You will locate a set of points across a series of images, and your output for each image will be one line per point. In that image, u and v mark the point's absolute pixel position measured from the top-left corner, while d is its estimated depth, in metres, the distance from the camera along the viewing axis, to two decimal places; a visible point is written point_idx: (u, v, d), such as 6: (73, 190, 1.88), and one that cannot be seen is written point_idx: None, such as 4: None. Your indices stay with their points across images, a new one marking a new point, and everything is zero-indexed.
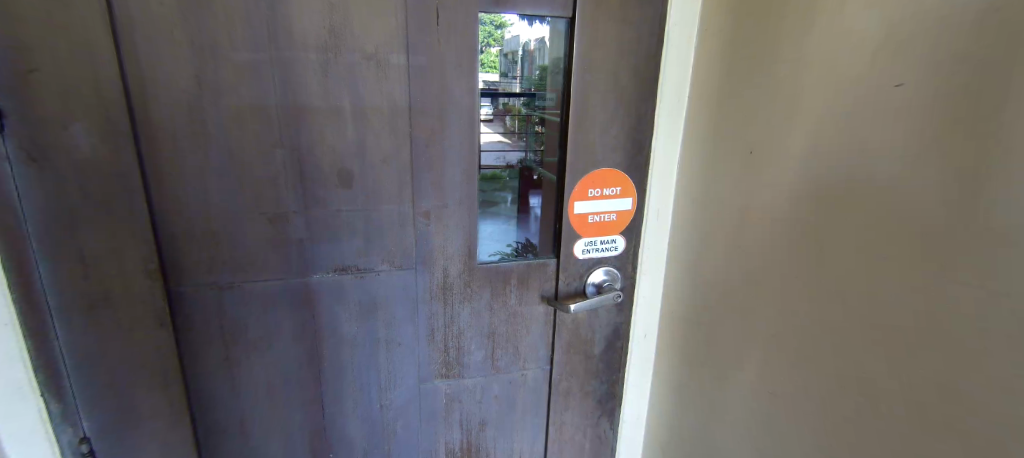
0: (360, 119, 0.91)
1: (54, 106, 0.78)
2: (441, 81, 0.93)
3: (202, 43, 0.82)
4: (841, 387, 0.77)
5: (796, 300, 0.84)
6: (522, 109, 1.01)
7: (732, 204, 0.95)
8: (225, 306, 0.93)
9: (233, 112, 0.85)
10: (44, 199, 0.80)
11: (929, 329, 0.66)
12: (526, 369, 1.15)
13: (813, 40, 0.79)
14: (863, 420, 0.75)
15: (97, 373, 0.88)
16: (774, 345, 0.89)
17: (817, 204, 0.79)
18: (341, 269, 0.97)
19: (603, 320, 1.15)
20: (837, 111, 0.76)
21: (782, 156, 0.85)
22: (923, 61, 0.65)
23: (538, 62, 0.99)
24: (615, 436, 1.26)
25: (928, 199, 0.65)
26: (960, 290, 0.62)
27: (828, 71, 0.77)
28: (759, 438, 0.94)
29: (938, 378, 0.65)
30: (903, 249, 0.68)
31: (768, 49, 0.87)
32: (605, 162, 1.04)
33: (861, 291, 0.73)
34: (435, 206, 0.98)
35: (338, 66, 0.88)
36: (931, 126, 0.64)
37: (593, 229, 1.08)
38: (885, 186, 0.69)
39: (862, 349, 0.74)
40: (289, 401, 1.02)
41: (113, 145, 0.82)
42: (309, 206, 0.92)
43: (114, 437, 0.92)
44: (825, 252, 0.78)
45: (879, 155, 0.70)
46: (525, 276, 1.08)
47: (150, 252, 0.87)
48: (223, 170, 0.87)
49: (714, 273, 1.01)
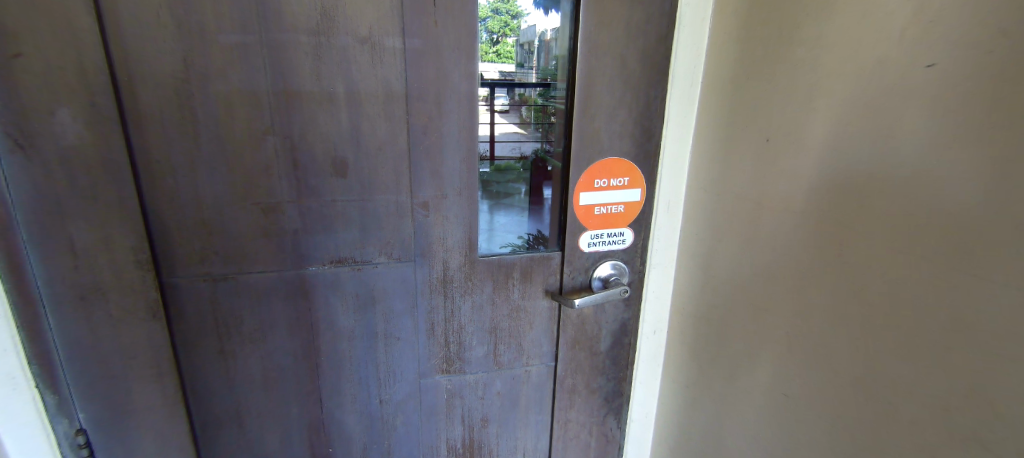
0: (354, 105, 0.87)
1: (41, 93, 0.76)
2: (439, 66, 0.89)
3: (191, 28, 0.79)
4: (860, 391, 0.72)
5: (812, 299, 0.78)
6: (537, 99, 0.97)
7: (745, 195, 0.90)
8: (218, 297, 0.91)
9: (224, 99, 0.83)
10: (32, 186, 0.78)
11: (956, 334, 0.61)
12: (529, 365, 1.11)
13: (835, 19, 0.73)
14: (883, 426, 0.70)
15: (90, 364, 0.87)
16: (788, 344, 0.84)
17: (836, 197, 0.73)
18: (336, 261, 0.94)
19: (609, 315, 1.11)
20: (860, 98, 0.70)
21: (800, 146, 0.79)
22: (956, 36, 0.59)
23: (554, 52, 0.95)
24: (622, 435, 1.22)
25: (958, 192, 0.59)
26: (991, 290, 0.57)
27: (849, 54, 0.71)
28: (772, 442, 0.89)
29: (968, 386, 0.60)
30: (933, 242, 0.62)
31: (787, 28, 0.81)
32: (613, 152, 0.99)
33: (883, 291, 0.68)
34: (434, 196, 0.95)
35: (331, 50, 0.84)
36: (963, 112, 0.59)
37: (601, 221, 1.03)
38: (912, 173, 0.64)
39: (884, 351, 0.69)
40: (286, 395, 1.00)
41: (101, 132, 0.80)
42: (302, 196, 0.90)
43: (110, 428, 0.91)
44: (844, 250, 0.73)
45: (907, 146, 0.64)
46: (529, 270, 1.04)
47: (141, 243, 0.85)
48: (214, 159, 0.85)
49: (726, 268, 0.96)
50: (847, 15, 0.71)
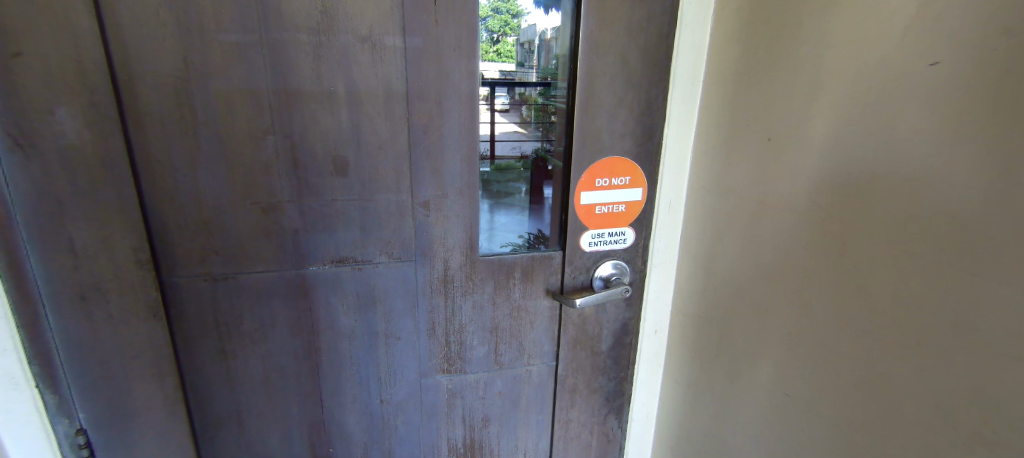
0: (354, 104, 0.87)
1: (41, 92, 0.76)
2: (440, 65, 0.88)
3: (191, 27, 0.79)
4: (862, 391, 0.72)
5: (815, 299, 0.78)
6: (538, 98, 0.97)
7: (747, 194, 0.90)
8: (219, 296, 0.91)
9: (224, 98, 0.82)
10: (32, 185, 0.78)
11: (960, 334, 0.60)
12: (530, 364, 1.11)
13: (838, 18, 0.73)
14: (885, 427, 0.69)
15: (90, 364, 0.87)
16: (790, 344, 0.83)
17: (838, 197, 0.73)
18: (337, 260, 0.94)
19: (611, 315, 1.11)
20: (863, 96, 0.70)
21: (802, 145, 0.79)
22: (960, 34, 0.59)
23: (554, 51, 0.95)
24: (624, 435, 1.22)
25: (961, 191, 0.59)
26: (995, 290, 0.57)
27: (852, 53, 0.71)
28: (774, 441, 0.89)
29: (972, 386, 0.60)
30: (936, 241, 0.62)
31: (790, 26, 0.80)
32: (614, 151, 0.99)
33: (887, 291, 0.68)
34: (435, 195, 0.94)
35: (332, 49, 0.84)
36: (967, 111, 0.58)
37: (602, 221, 1.03)
38: (915, 172, 0.63)
39: (887, 351, 0.68)
40: (287, 395, 1.00)
41: (101, 131, 0.79)
42: (303, 195, 0.89)
43: (110, 428, 0.90)
44: (847, 249, 0.72)
45: (910, 145, 0.64)
46: (529, 269, 1.04)
47: (141, 242, 0.85)
48: (214, 158, 0.85)
49: (728, 268, 0.95)
50: (850, 14, 0.71)
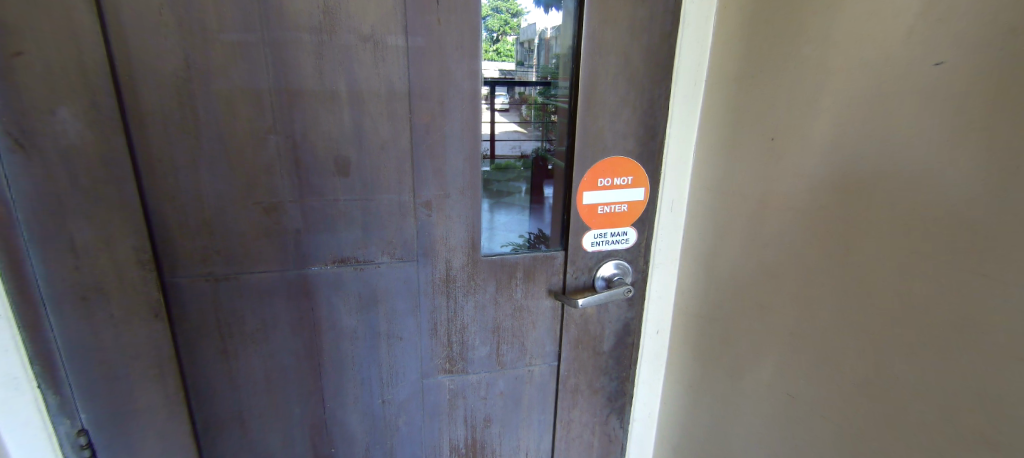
0: (356, 104, 0.87)
1: (42, 91, 0.76)
2: (441, 64, 0.88)
3: (192, 26, 0.78)
4: (865, 391, 0.72)
5: (818, 299, 0.78)
6: (538, 98, 0.97)
7: (750, 194, 0.90)
8: (220, 297, 0.91)
9: (225, 97, 0.82)
10: (33, 186, 0.78)
11: (963, 334, 0.60)
12: (532, 365, 1.11)
13: (841, 18, 0.73)
14: (888, 427, 0.69)
15: (91, 365, 0.86)
16: (792, 344, 0.83)
17: (841, 197, 0.73)
18: (339, 260, 0.94)
19: (612, 315, 1.10)
20: (866, 96, 0.69)
21: (805, 145, 0.79)
22: (965, 33, 0.59)
23: (554, 50, 0.95)
24: (625, 435, 1.22)
25: (965, 191, 0.59)
26: (999, 289, 0.57)
27: (855, 52, 0.71)
28: (776, 441, 0.89)
29: (975, 386, 0.60)
30: (940, 241, 0.62)
31: (793, 26, 0.80)
32: (616, 151, 0.99)
33: (890, 291, 0.67)
34: (436, 195, 0.94)
35: (334, 49, 0.84)
36: (971, 110, 0.58)
37: (604, 220, 1.03)
38: (919, 172, 0.63)
39: (890, 351, 0.68)
40: (288, 395, 1.00)
41: (102, 130, 0.79)
42: (305, 195, 0.89)
43: (112, 429, 0.90)
44: (850, 249, 0.72)
45: (914, 145, 0.64)
46: (531, 269, 1.04)
47: (143, 242, 0.85)
48: (216, 158, 0.84)
49: (730, 268, 0.95)
50: (853, 14, 0.71)
